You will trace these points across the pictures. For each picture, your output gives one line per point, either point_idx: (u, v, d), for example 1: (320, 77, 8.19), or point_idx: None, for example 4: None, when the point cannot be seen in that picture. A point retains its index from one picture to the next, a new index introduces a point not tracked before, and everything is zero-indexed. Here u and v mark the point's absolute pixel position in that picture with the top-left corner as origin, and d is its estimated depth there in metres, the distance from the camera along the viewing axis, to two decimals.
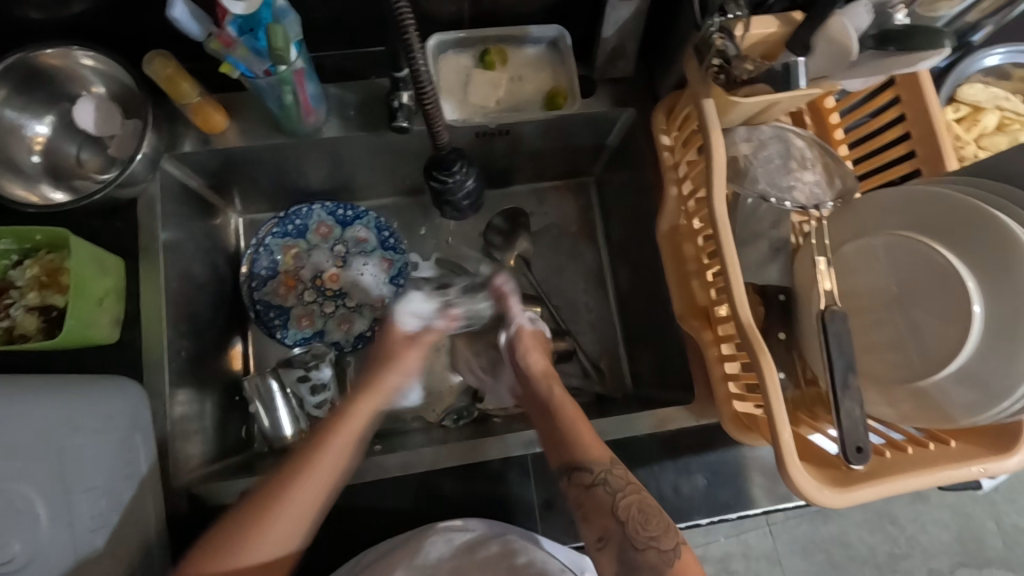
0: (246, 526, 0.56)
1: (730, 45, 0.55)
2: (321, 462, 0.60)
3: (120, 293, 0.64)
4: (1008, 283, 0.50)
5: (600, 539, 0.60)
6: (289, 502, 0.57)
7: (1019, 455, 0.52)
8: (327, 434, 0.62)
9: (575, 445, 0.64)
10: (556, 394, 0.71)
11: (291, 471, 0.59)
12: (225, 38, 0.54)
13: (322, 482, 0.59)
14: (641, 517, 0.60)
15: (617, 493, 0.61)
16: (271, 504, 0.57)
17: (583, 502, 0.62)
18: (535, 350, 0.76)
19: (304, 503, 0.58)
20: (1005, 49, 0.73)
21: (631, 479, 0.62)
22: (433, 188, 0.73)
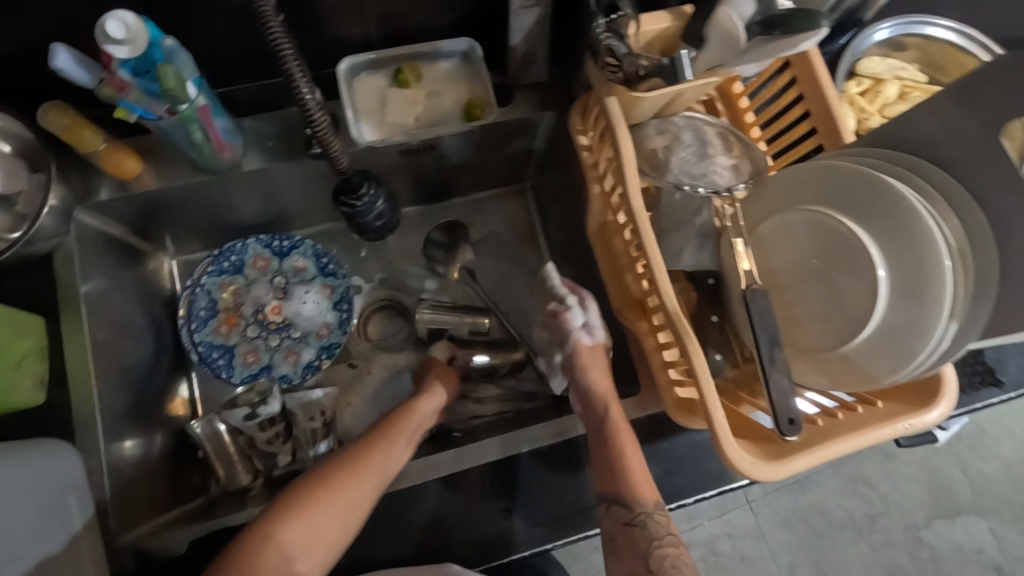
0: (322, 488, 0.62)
1: (618, 43, 0.57)
2: (385, 450, 0.67)
3: (42, 352, 0.62)
4: (908, 246, 0.53)
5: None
6: (361, 470, 0.64)
7: (936, 409, 0.54)
8: (396, 425, 0.71)
9: (622, 480, 0.62)
10: (616, 420, 0.65)
11: (359, 453, 0.66)
12: (117, 82, 0.53)
13: (389, 459, 0.66)
14: (673, 572, 0.58)
15: (654, 540, 0.60)
16: (344, 476, 0.63)
17: (616, 536, 0.61)
18: (596, 368, 0.71)
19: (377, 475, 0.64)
20: (893, 22, 0.77)
21: (671, 529, 0.61)
22: (344, 214, 0.73)
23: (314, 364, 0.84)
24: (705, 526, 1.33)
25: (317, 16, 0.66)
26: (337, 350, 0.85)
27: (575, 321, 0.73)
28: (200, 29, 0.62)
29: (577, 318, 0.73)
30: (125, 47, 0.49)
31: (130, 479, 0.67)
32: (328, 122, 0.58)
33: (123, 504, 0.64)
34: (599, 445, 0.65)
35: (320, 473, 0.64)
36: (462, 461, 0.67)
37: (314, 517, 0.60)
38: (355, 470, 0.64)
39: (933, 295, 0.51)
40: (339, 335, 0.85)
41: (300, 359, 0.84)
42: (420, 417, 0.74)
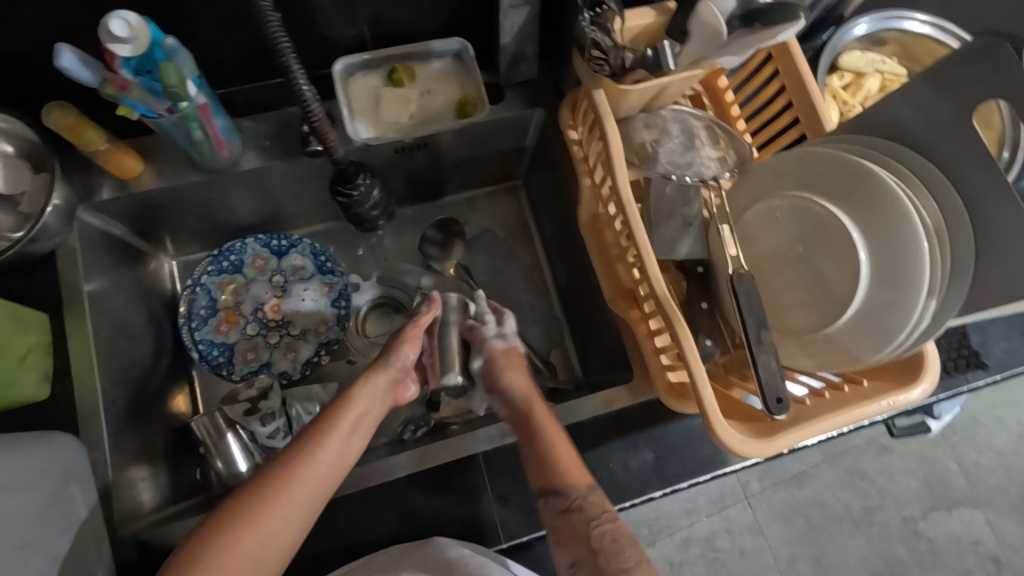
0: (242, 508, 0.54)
1: (605, 37, 0.58)
2: (316, 456, 0.59)
3: (46, 347, 0.64)
4: (888, 228, 0.55)
5: (572, 564, 0.60)
6: (287, 484, 0.56)
7: (919, 385, 0.56)
8: (331, 422, 0.62)
9: (554, 470, 0.63)
10: (539, 412, 0.68)
11: (282, 466, 0.57)
12: (121, 81, 0.55)
13: (323, 467, 0.58)
14: (615, 546, 0.60)
15: (592, 520, 0.61)
16: (267, 495, 0.55)
17: (558, 526, 0.62)
18: (511, 369, 0.75)
19: (308, 487, 0.57)
20: (870, 18, 0.79)
21: (605, 507, 0.63)
22: (341, 203, 0.75)
23: (314, 360, 0.86)
24: (704, 522, 1.34)
25: (312, 18, 0.68)
26: (336, 347, 0.87)
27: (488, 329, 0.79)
28: (198, 31, 0.64)
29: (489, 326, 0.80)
30: (128, 45, 0.51)
31: (133, 473, 0.68)
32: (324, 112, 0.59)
33: (126, 498, 0.66)
34: (529, 442, 0.66)
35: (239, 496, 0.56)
36: (443, 451, 0.68)
37: (236, 550, 0.52)
38: (283, 483, 0.56)
39: (911, 274, 0.53)
40: (337, 332, 0.87)
41: (299, 356, 0.86)
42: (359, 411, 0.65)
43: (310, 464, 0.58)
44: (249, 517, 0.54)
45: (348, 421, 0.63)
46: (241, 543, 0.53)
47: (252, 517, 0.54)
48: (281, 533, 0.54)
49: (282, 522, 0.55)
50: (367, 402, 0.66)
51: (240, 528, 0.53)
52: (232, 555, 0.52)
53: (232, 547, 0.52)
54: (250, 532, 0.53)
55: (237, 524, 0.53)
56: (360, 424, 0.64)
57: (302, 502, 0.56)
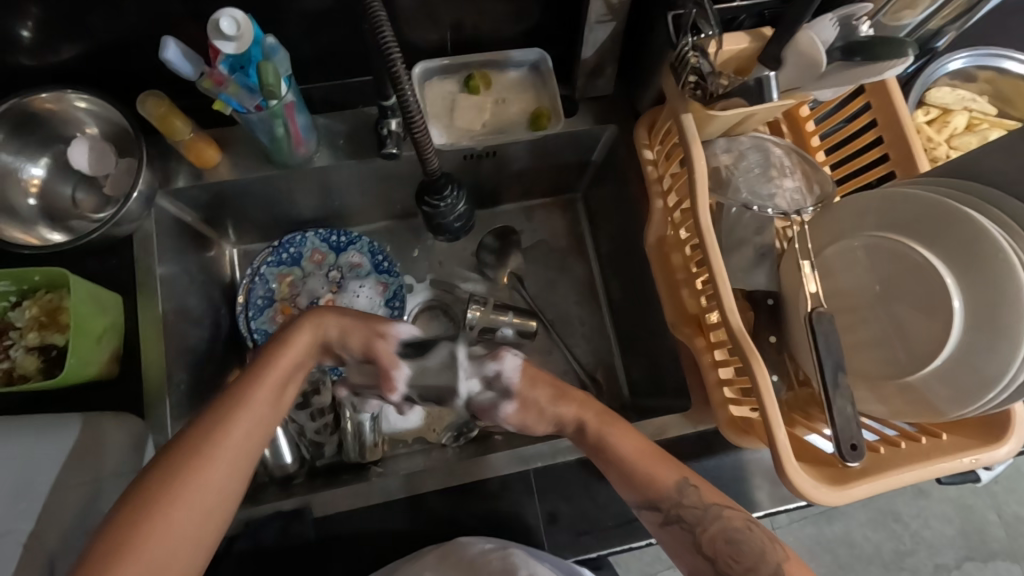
0: (171, 470, 0.50)
1: (705, 62, 0.58)
2: (245, 406, 0.55)
3: (118, 330, 0.66)
4: (986, 278, 0.52)
5: (692, 571, 0.60)
6: (215, 439, 0.53)
7: (1008, 444, 0.54)
8: (260, 371, 0.59)
9: (640, 484, 0.61)
10: (595, 422, 0.66)
11: (207, 424, 0.53)
12: (217, 77, 0.58)
13: (255, 420, 0.55)
14: (730, 546, 0.57)
15: (696, 527, 0.59)
16: (194, 454, 0.51)
17: (666, 539, 0.61)
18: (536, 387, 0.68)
19: (241, 442, 0.54)
20: (968, 54, 0.76)
21: (709, 502, 0.60)
22: (426, 213, 0.75)
23: None
24: None
25: (395, 21, 0.68)
26: None
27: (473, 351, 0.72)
28: (286, 30, 0.65)
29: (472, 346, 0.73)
30: (232, 43, 0.54)
31: None
32: (423, 121, 0.59)
33: None
34: (600, 458, 0.64)
35: (162, 459, 0.51)
36: (516, 463, 0.68)
37: (178, 503, 0.49)
38: (211, 437, 0.53)
39: (1009, 331, 0.50)
40: None
41: None
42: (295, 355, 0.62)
43: (248, 406, 0.55)
44: (187, 466, 0.51)
45: (283, 364, 0.60)
46: (183, 495, 0.50)
47: (190, 465, 0.51)
48: (219, 489, 0.52)
49: (224, 468, 0.52)
50: (301, 350, 0.63)
51: (180, 479, 0.50)
52: (174, 507, 0.49)
53: (171, 500, 0.49)
54: (190, 480, 0.50)
55: (171, 485, 0.50)
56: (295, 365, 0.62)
57: (240, 445, 0.54)
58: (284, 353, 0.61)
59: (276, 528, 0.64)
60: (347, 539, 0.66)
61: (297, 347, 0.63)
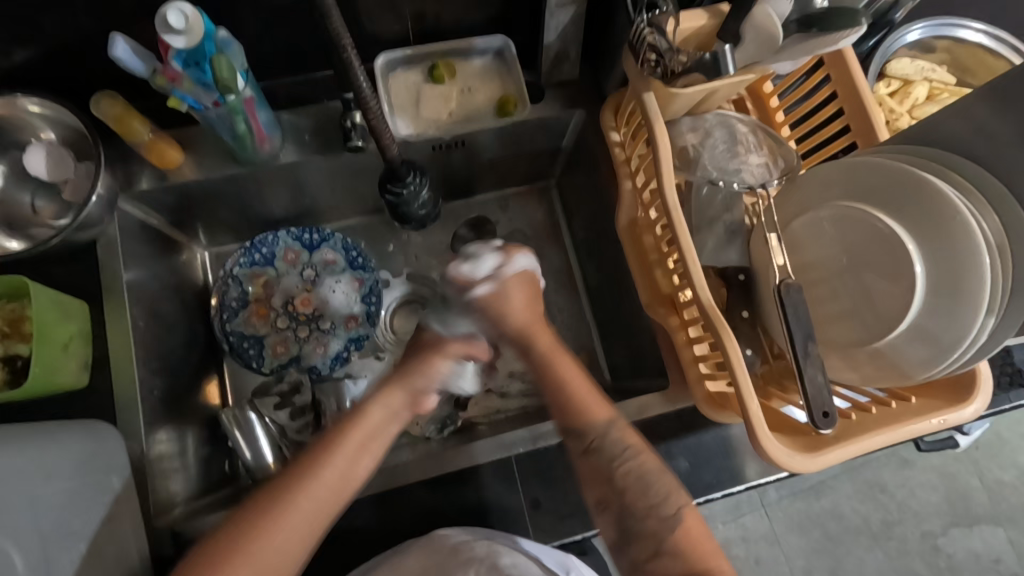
0: (237, 533, 0.53)
1: (661, 39, 0.58)
2: (318, 478, 0.56)
3: (86, 336, 0.65)
4: (945, 240, 0.53)
5: (600, 502, 0.62)
6: (280, 512, 0.54)
7: (974, 403, 0.55)
8: (336, 439, 0.58)
9: (575, 412, 0.62)
10: (545, 345, 0.64)
11: (277, 490, 0.55)
12: (171, 72, 0.57)
13: (324, 492, 0.56)
14: (640, 482, 0.60)
15: (614, 459, 0.61)
16: (262, 520, 0.53)
17: (581, 468, 0.63)
18: (516, 304, 0.62)
19: (307, 512, 0.54)
20: (925, 24, 0.77)
21: (629, 442, 0.62)
22: (389, 202, 0.74)
23: (343, 355, 0.85)
24: (719, 529, 1.33)
25: (354, 11, 0.67)
26: (366, 342, 0.86)
27: (471, 273, 0.62)
28: (245, 26, 0.64)
29: (469, 270, 0.62)
30: (182, 37, 0.54)
31: (167, 465, 0.67)
32: (381, 109, 0.59)
33: (160, 488, 0.65)
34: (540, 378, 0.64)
35: (239, 513, 0.54)
36: (498, 450, 0.68)
37: (249, 556, 0.52)
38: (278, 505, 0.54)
39: (970, 292, 0.51)
40: (368, 327, 0.86)
41: (328, 350, 0.85)
42: (376, 416, 0.60)
43: (316, 476, 0.56)
44: (228, 566, 0.52)
45: (360, 434, 0.59)
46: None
47: (233, 556, 0.52)
48: (278, 557, 0.53)
49: (289, 534, 0.54)
50: (387, 410, 0.61)
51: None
52: (238, 567, 0.52)
53: (239, 559, 0.52)
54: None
55: (238, 547, 0.52)
56: (370, 441, 0.59)
57: (307, 512, 0.55)
58: (364, 417, 0.60)
59: None
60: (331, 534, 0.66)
61: (382, 405, 0.61)
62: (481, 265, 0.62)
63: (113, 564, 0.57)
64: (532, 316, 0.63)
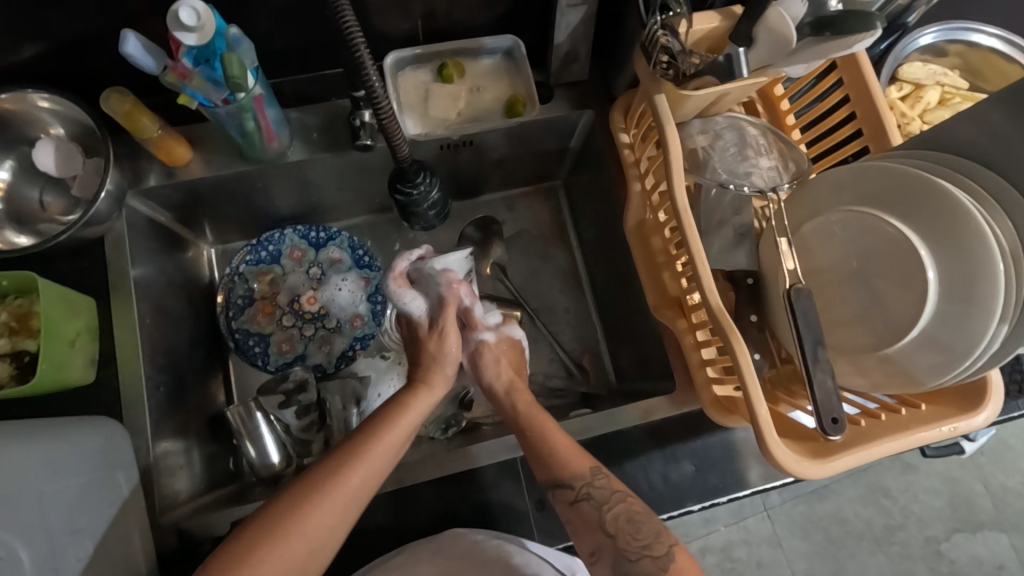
0: (297, 503, 0.54)
1: (674, 41, 0.57)
2: (370, 454, 0.57)
3: (93, 332, 0.65)
4: (959, 246, 0.52)
5: (592, 553, 0.61)
6: (336, 488, 0.55)
7: (984, 412, 0.54)
8: (386, 420, 0.61)
9: (555, 464, 0.62)
10: (523, 404, 0.68)
11: (334, 466, 0.56)
12: (181, 70, 0.57)
13: (374, 470, 0.57)
14: (630, 526, 0.59)
15: (603, 506, 0.61)
16: (319, 493, 0.54)
17: (570, 518, 0.62)
18: (500, 361, 0.72)
19: (359, 487, 0.56)
20: (939, 28, 0.77)
21: (615, 487, 0.62)
22: (399, 202, 0.74)
23: (348, 354, 0.85)
24: (722, 532, 1.33)
25: (365, 9, 0.67)
26: (371, 342, 0.86)
27: (482, 320, 0.73)
28: (255, 24, 0.64)
29: (482, 317, 0.73)
30: (193, 34, 0.54)
31: (172, 461, 0.67)
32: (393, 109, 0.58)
33: (165, 485, 0.65)
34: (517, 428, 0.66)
35: (292, 488, 0.55)
36: (506, 450, 0.68)
37: (305, 528, 0.53)
38: (335, 479, 0.55)
39: (983, 299, 0.51)
40: (373, 326, 0.86)
41: (333, 349, 0.85)
42: (418, 403, 0.64)
43: (369, 454, 0.57)
44: (280, 540, 0.52)
45: (406, 419, 0.62)
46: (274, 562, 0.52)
47: (289, 528, 0.52)
48: (328, 533, 0.54)
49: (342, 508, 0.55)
50: (427, 403, 0.65)
51: (267, 548, 0.51)
52: (293, 537, 0.52)
53: (294, 531, 0.53)
54: (283, 549, 0.52)
55: (296, 518, 0.53)
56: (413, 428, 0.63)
57: (357, 491, 0.56)
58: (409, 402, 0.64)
59: None
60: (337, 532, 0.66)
61: (421, 396, 0.65)
62: (491, 317, 0.75)
63: (117, 562, 0.57)
64: (514, 375, 0.72)
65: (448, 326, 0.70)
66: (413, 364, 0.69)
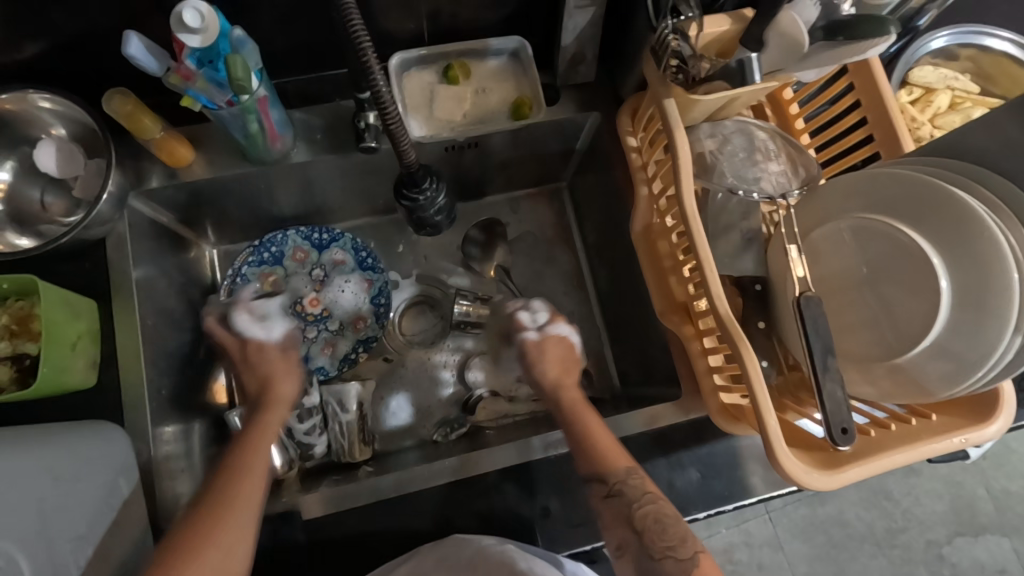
0: (189, 534, 0.51)
1: (684, 45, 0.57)
2: (248, 471, 0.58)
3: (94, 335, 0.64)
4: (974, 257, 0.52)
5: (619, 547, 0.60)
6: (222, 509, 0.54)
7: (996, 423, 0.53)
8: (246, 440, 0.61)
9: (596, 455, 0.63)
10: (570, 399, 0.70)
11: (217, 488, 0.55)
12: (184, 72, 0.56)
13: (256, 481, 0.57)
14: (658, 526, 0.58)
15: (634, 503, 0.60)
16: (207, 518, 0.53)
17: (602, 512, 0.62)
18: (549, 357, 0.73)
19: (247, 501, 0.55)
20: (950, 32, 0.76)
21: (648, 488, 0.61)
22: (405, 208, 0.72)
23: (351, 356, 0.84)
24: (723, 534, 1.33)
25: (370, 9, 0.66)
26: (374, 344, 0.85)
27: (527, 321, 0.76)
28: (259, 23, 0.63)
29: (529, 318, 0.76)
30: (197, 36, 0.53)
31: (174, 464, 0.67)
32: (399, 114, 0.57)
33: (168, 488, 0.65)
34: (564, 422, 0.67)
35: (175, 529, 0.53)
36: (516, 455, 0.67)
37: (206, 554, 0.51)
38: (221, 501, 0.54)
39: (998, 309, 0.50)
40: (376, 329, 0.86)
41: (336, 351, 0.84)
42: (274, 415, 0.66)
43: (247, 470, 0.58)
44: (190, 553, 0.50)
45: (264, 431, 0.63)
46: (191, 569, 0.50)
47: (190, 556, 0.50)
48: (232, 553, 0.52)
49: (237, 526, 0.53)
50: (277, 411, 0.67)
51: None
52: (192, 565, 0.50)
53: (194, 556, 0.50)
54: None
55: (191, 544, 0.51)
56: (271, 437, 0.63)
57: (247, 506, 0.55)
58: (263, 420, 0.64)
59: (265, 532, 0.64)
60: (342, 535, 0.65)
61: (273, 411, 0.66)
62: (536, 317, 0.76)
63: None
64: (563, 372, 0.72)
65: (279, 345, 0.72)
66: (252, 390, 0.68)
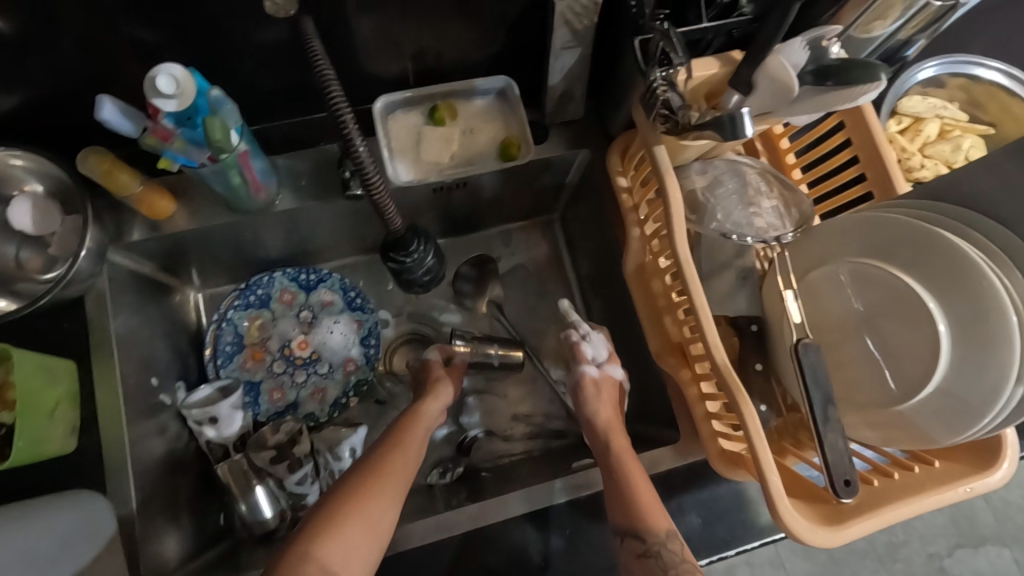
0: (348, 497, 0.57)
1: (674, 95, 0.56)
2: (399, 454, 0.64)
3: (73, 399, 0.62)
4: (972, 305, 0.51)
5: None
6: (379, 479, 0.60)
7: (1000, 471, 0.53)
8: (406, 431, 0.67)
9: (634, 511, 0.60)
10: (617, 446, 0.67)
11: (374, 462, 0.62)
12: (161, 132, 0.54)
13: (405, 463, 0.63)
14: None
15: (671, 568, 0.58)
16: (369, 483, 0.59)
17: (633, 569, 0.60)
18: (604, 399, 0.72)
19: (399, 475, 0.61)
20: (938, 61, 0.76)
21: (686, 556, 0.59)
22: (392, 268, 0.75)
23: (342, 401, 0.83)
24: None
25: (353, 52, 0.65)
26: (364, 388, 0.83)
27: (587, 355, 0.75)
28: (240, 70, 0.62)
29: (589, 352, 0.75)
30: (173, 100, 0.52)
31: (160, 525, 0.65)
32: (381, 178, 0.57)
33: (153, 552, 0.62)
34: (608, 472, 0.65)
35: (334, 494, 0.58)
36: (525, 503, 0.66)
37: (365, 513, 0.56)
38: (377, 474, 0.60)
39: (997, 356, 0.49)
40: (366, 371, 0.84)
41: (326, 397, 0.82)
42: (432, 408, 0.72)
43: (402, 452, 0.64)
44: (352, 505, 0.56)
45: (421, 426, 0.69)
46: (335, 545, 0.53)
47: (351, 512, 0.56)
48: (383, 521, 0.57)
49: (391, 497, 0.59)
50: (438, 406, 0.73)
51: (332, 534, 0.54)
52: (349, 524, 0.55)
53: (352, 513, 0.56)
54: (346, 531, 0.54)
55: (350, 504, 0.57)
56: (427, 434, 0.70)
57: (400, 479, 0.61)
58: (423, 410, 0.71)
59: None
60: None
61: (433, 400, 0.73)
62: (597, 353, 0.75)
63: None
64: (614, 415, 0.71)
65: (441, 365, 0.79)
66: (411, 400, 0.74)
